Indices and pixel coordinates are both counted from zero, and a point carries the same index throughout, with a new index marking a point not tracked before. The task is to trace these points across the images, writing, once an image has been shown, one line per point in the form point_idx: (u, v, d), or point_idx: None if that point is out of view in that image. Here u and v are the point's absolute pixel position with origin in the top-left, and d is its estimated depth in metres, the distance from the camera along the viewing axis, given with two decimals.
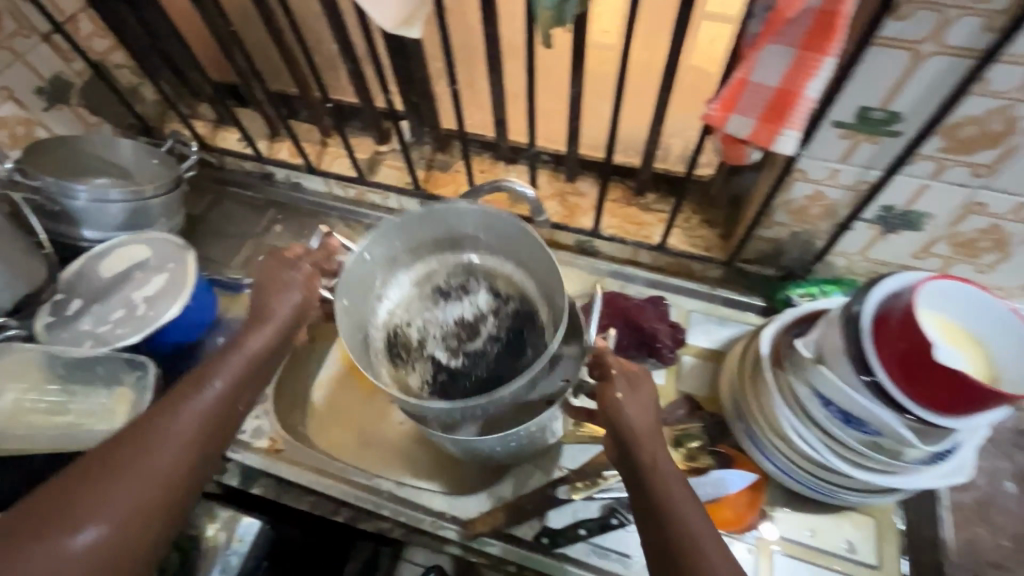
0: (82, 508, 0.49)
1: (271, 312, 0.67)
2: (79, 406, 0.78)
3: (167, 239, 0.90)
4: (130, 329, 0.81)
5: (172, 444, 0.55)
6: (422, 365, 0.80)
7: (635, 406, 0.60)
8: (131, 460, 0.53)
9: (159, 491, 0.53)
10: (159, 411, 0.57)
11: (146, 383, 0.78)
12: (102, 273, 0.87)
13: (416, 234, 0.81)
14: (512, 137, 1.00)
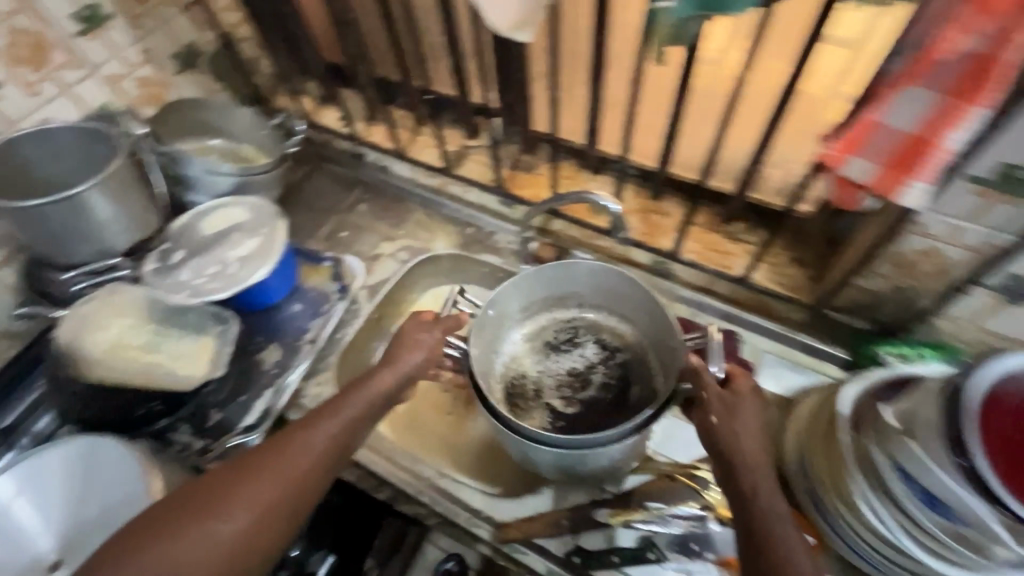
0: (227, 500, 0.57)
1: (397, 357, 0.72)
2: (168, 348, 0.82)
3: (266, 208, 0.97)
4: (222, 284, 0.86)
5: (304, 456, 0.61)
6: (539, 413, 0.82)
7: (733, 435, 0.63)
8: (269, 467, 0.59)
9: (288, 499, 0.59)
10: (303, 424, 0.63)
11: (229, 336, 0.84)
12: (205, 230, 0.94)
13: (530, 292, 0.87)
14: (603, 146, 0.98)
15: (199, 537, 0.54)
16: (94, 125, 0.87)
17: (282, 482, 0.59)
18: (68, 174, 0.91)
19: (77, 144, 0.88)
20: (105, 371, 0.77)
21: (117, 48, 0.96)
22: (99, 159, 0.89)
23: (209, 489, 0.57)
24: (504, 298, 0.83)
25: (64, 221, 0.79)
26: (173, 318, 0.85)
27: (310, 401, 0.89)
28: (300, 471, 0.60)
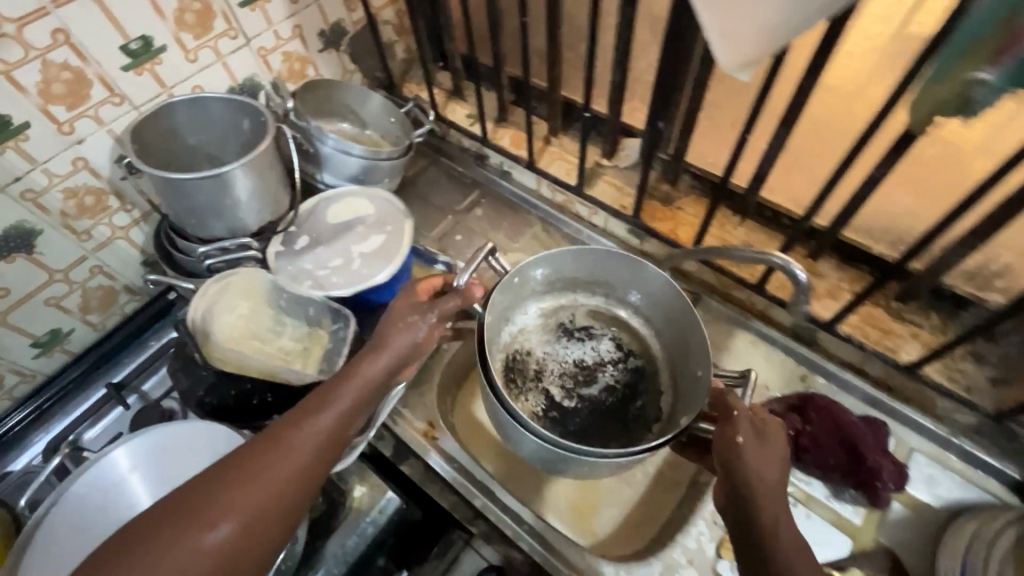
0: (214, 504, 0.48)
1: (387, 341, 0.64)
2: (285, 342, 0.81)
3: (391, 202, 0.93)
4: (344, 281, 0.83)
5: (297, 454, 0.53)
6: (535, 396, 0.86)
7: (759, 463, 0.57)
8: (258, 467, 0.51)
9: (281, 501, 0.51)
10: (289, 421, 0.55)
11: (344, 337, 0.81)
12: (329, 218, 0.92)
13: (561, 272, 0.89)
14: (764, 194, 0.89)
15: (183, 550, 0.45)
16: (246, 100, 0.85)
17: (273, 482, 0.51)
18: (226, 147, 0.93)
19: (230, 117, 0.88)
20: (227, 357, 0.76)
21: (272, 21, 0.94)
22: (252, 134, 0.90)
23: (188, 493, 0.49)
24: (533, 272, 0.85)
25: (208, 197, 0.77)
26: (292, 308, 0.83)
27: (411, 414, 0.85)
28: (294, 471, 0.52)
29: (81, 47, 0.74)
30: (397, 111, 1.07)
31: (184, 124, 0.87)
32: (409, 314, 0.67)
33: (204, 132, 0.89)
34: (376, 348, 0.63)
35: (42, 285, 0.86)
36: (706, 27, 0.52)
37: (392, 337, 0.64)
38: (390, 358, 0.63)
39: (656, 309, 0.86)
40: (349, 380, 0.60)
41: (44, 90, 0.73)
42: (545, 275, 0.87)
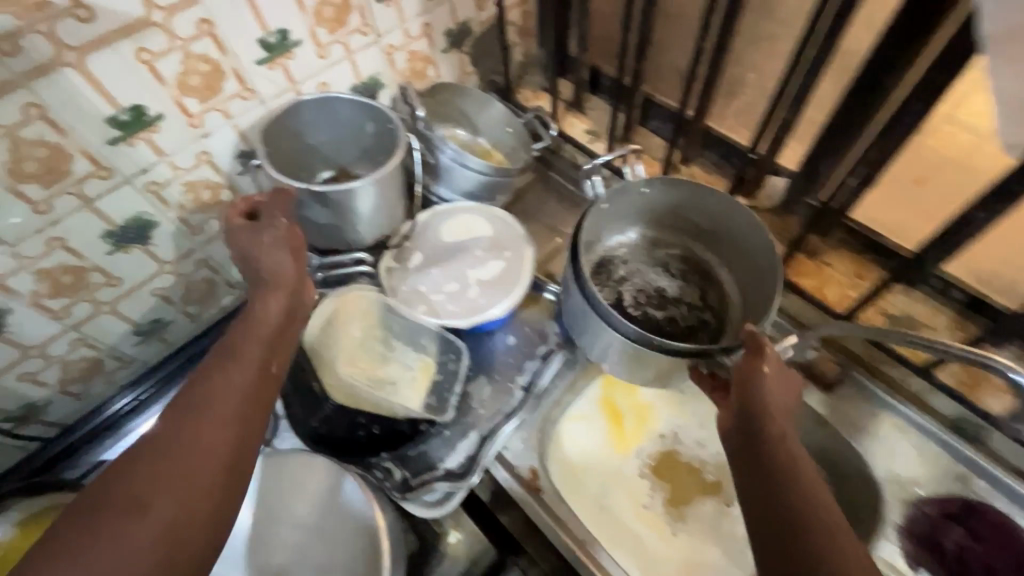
0: (140, 494, 0.44)
1: (276, 275, 0.62)
2: (391, 368, 0.76)
3: (513, 225, 0.85)
4: (462, 311, 0.79)
5: (214, 423, 0.49)
6: (608, 291, 0.90)
7: (773, 387, 0.57)
8: (176, 438, 0.47)
9: (214, 461, 0.47)
10: (184, 397, 0.50)
11: (456, 370, 0.77)
12: (443, 235, 0.85)
13: (681, 205, 0.87)
14: (949, 268, 0.78)
15: (118, 538, 0.41)
16: (377, 106, 0.80)
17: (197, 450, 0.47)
18: (356, 153, 0.90)
19: (359, 121, 0.84)
20: (335, 387, 0.73)
21: (404, 18, 0.88)
22: (383, 144, 0.86)
23: (96, 490, 0.44)
24: (662, 192, 0.85)
25: (335, 211, 0.73)
26: (405, 334, 0.78)
27: (514, 459, 0.79)
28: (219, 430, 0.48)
29: (223, 39, 0.70)
30: (516, 121, 0.98)
31: (316, 126, 0.84)
32: (262, 234, 0.63)
33: (333, 134, 0.87)
34: (267, 288, 0.61)
35: (151, 277, 0.84)
36: (997, 93, 0.44)
37: (268, 268, 0.62)
38: (285, 292, 0.61)
39: (740, 256, 0.86)
40: (247, 328, 0.58)
41: (181, 82, 0.69)
42: (671, 201, 0.86)
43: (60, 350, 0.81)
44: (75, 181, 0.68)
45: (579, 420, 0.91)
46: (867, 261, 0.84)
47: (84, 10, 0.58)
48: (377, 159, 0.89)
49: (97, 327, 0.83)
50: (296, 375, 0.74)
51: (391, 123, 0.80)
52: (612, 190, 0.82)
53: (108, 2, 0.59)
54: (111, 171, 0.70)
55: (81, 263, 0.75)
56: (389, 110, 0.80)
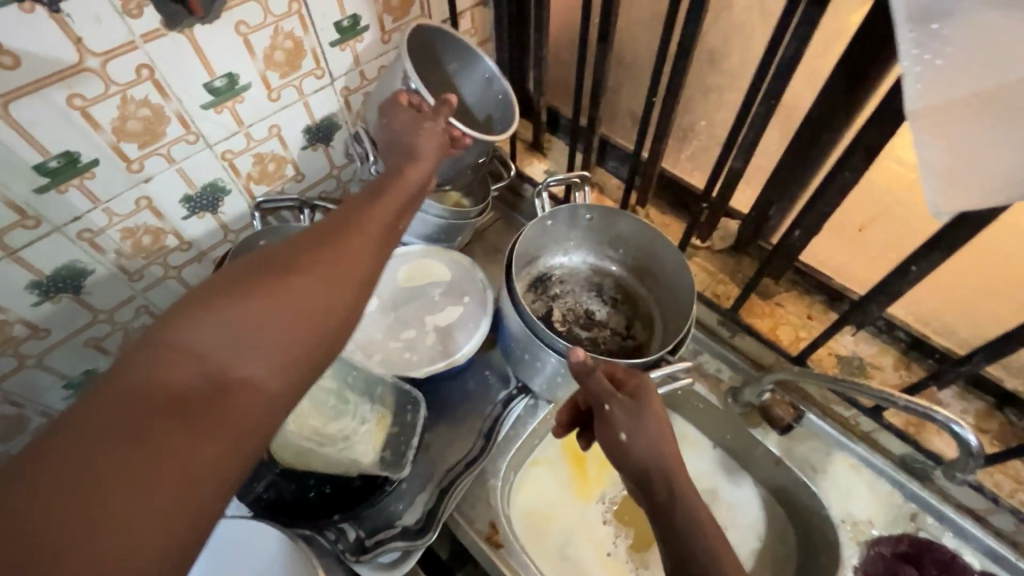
0: (306, 260, 0.43)
1: (417, 149, 0.62)
2: (342, 422, 0.73)
3: (471, 269, 0.84)
4: (420, 359, 0.77)
5: (373, 236, 0.49)
6: (542, 305, 0.91)
7: (651, 465, 0.55)
8: (336, 236, 0.47)
9: (364, 266, 0.46)
10: (350, 210, 0.51)
11: (414, 423, 0.73)
12: (400, 280, 0.83)
13: (624, 234, 0.89)
14: (896, 307, 0.82)
15: (288, 292, 0.41)
16: (474, 52, 0.85)
17: (348, 251, 0.46)
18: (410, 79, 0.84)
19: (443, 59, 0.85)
20: (285, 447, 0.70)
21: (360, 61, 0.87)
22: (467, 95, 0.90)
23: (265, 256, 0.43)
24: (603, 221, 0.88)
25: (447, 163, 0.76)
26: (360, 385, 0.75)
27: (473, 511, 0.76)
28: (371, 239, 0.48)
29: (165, 84, 0.67)
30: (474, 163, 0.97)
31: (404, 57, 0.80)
32: (413, 121, 0.65)
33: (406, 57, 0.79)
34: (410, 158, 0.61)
35: (83, 326, 0.79)
36: (923, 164, 0.45)
37: (413, 143, 0.63)
38: (427, 165, 0.61)
39: (664, 286, 0.89)
40: (396, 181, 0.57)
41: (119, 127, 0.66)
42: (613, 229, 0.89)
43: None
44: None
45: (542, 464, 0.90)
46: (817, 301, 0.87)
47: (8, 56, 0.55)
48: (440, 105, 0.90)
49: (21, 383, 0.77)
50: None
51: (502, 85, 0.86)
52: (558, 209, 0.85)
53: (36, 49, 0.56)
54: (39, 220, 0.66)
55: (3, 317, 0.70)
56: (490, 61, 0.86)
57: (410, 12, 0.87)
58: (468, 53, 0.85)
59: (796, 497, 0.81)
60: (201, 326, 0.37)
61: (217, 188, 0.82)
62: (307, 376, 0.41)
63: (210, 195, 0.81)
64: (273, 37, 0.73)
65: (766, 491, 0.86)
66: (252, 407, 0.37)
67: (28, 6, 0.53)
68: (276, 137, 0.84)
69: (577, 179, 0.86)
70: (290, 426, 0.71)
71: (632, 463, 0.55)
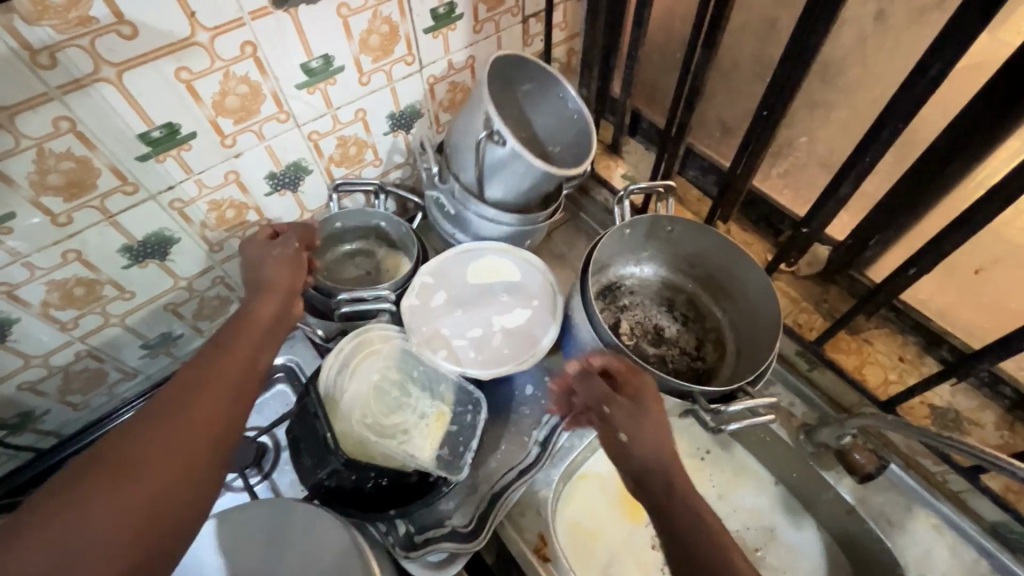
0: (140, 450, 0.44)
1: (272, 282, 0.63)
2: (401, 416, 0.73)
3: (544, 272, 0.82)
4: (487, 361, 0.75)
5: (215, 394, 0.49)
6: (609, 316, 0.87)
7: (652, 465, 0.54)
8: (173, 410, 0.47)
9: (205, 429, 0.47)
10: (193, 369, 0.51)
11: (474, 425, 0.74)
12: (469, 277, 0.81)
13: (703, 251, 0.85)
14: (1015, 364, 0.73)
15: (117, 493, 0.41)
16: (547, 71, 0.81)
17: (180, 429, 0.46)
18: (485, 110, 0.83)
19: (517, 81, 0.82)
20: (346, 435, 0.69)
21: (449, 50, 0.85)
22: (545, 119, 0.87)
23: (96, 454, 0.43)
24: (684, 235, 0.83)
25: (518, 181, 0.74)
26: (422, 381, 0.76)
27: (523, 519, 0.75)
28: (215, 397, 0.49)
29: (266, 62, 0.67)
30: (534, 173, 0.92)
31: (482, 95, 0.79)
32: (270, 250, 0.66)
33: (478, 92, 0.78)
34: (261, 292, 0.62)
35: (165, 291, 0.81)
36: None
37: (271, 277, 0.64)
38: (280, 297, 0.62)
39: (744, 311, 0.84)
40: (243, 327, 0.57)
41: (219, 102, 0.67)
42: (692, 244, 0.84)
43: (63, 361, 0.79)
44: (99, 196, 0.66)
45: (591, 478, 0.87)
46: (910, 343, 0.81)
47: (128, 27, 0.56)
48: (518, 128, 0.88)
49: (104, 340, 0.80)
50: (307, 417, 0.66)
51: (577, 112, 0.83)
52: (639, 218, 0.81)
53: (154, 20, 0.57)
54: (137, 187, 0.68)
55: (95, 276, 0.72)
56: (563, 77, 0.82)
57: (505, 3, 0.85)
58: (542, 78, 0.82)
59: (865, 548, 0.75)
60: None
61: (299, 168, 0.82)
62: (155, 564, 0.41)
63: (292, 174, 0.82)
64: (370, 20, 0.72)
65: (830, 538, 0.80)
66: None
67: None
68: (359, 121, 0.84)
69: (661, 188, 0.82)
70: (353, 415, 0.71)
71: (632, 464, 0.55)
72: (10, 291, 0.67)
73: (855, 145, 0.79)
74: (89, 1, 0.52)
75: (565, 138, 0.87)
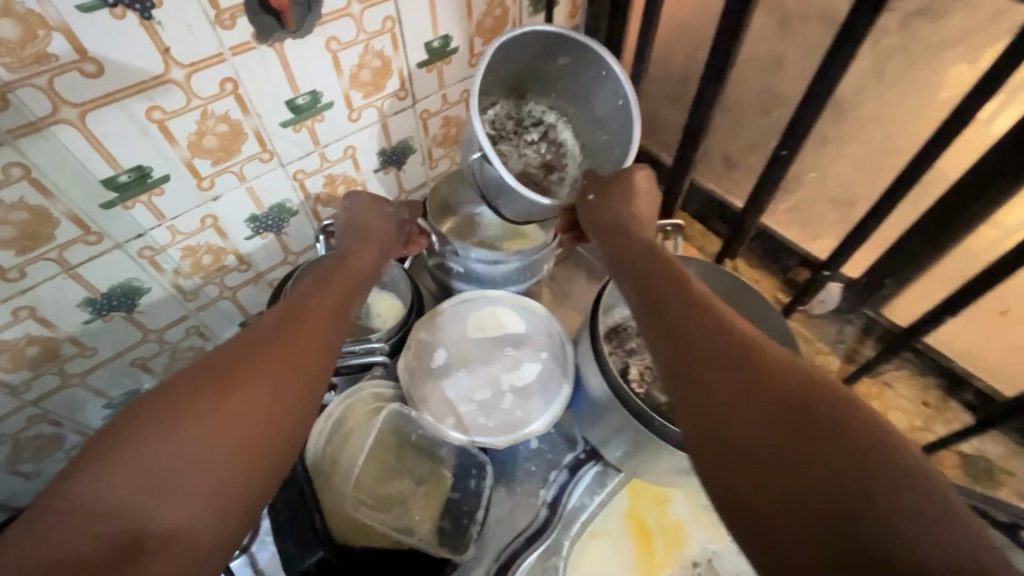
0: (249, 371, 0.43)
1: (370, 230, 0.66)
2: (400, 484, 0.68)
3: (547, 319, 0.76)
4: (495, 425, 0.69)
5: (315, 333, 0.50)
6: (616, 360, 0.82)
7: (643, 274, 0.54)
8: (280, 340, 0.47)
9: (306, 366, 0.47)
10: (295, 309, 0.51)
11: (482, 493, 0.69)
12: (471, 329, 0.76)
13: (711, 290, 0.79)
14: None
15: (222, 412, 0.39)
16: (586, 43, 0.65)
17: (292, 358, 0.46)
18: (525, 83, 0.74)
19: (551, 55, 0.69)
20: (337, 511, 0.64)
21: (444, 84, 0.81)
22: (593, 99, 0.71)
23: (211, 371, 0.42)
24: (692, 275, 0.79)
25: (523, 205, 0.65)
26: (421, 445, 0.71)
27: None
28: (314, 335, 0.49)
29: (248, 100, 0.62)
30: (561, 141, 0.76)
31: (492, 80, 0.69)
32: (379, 207, 0.69)
33: (501, 73, 0.69)
34: (362, 240, 0.65)
35: (133, 345, 0.74)
36: None
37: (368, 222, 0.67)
38: (376, 249, 0.65)
39: None
40: (338, 270, 0.60)
41: (195, 142, 0.61)
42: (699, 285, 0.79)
43: (14, 426, 0.71)
44: (57, 247, 0.59)
45: (602, 536, 0.76)
46: (933, 387, 0.77)
47: (92, 64, 0.50)
48: (568, 101, 0.75)
49: (60, 402, 0.72)
50: (290, 500, 0.59)
51: (622, 98, 0.66)
52: None
53: (120, 57, 0.51)
54: (101, 237, 0.61)
55: (51, 335, 0.65)
56: (605, 50, 0.65)
57: (501, 35, 0.81)
58: (581, 50, 0.66)
59: None
60: (115, 481, 0.35)
61: (284, 210, 0.76)
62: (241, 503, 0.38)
63: (276, 216, 0.76)
64: (362, 55, 0.68)
65: None
66: (181, 550, 0.34)
67: (119, 11, 0.49)
68: (350, 158, 0.78)
69: (670, 226, 0.76)
70: (345, 487, 0.66)
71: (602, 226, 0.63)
72: None
73: (868, 183, 0.76)
74: (48, 36, 0.47)
75: (613, 126, 0.70)
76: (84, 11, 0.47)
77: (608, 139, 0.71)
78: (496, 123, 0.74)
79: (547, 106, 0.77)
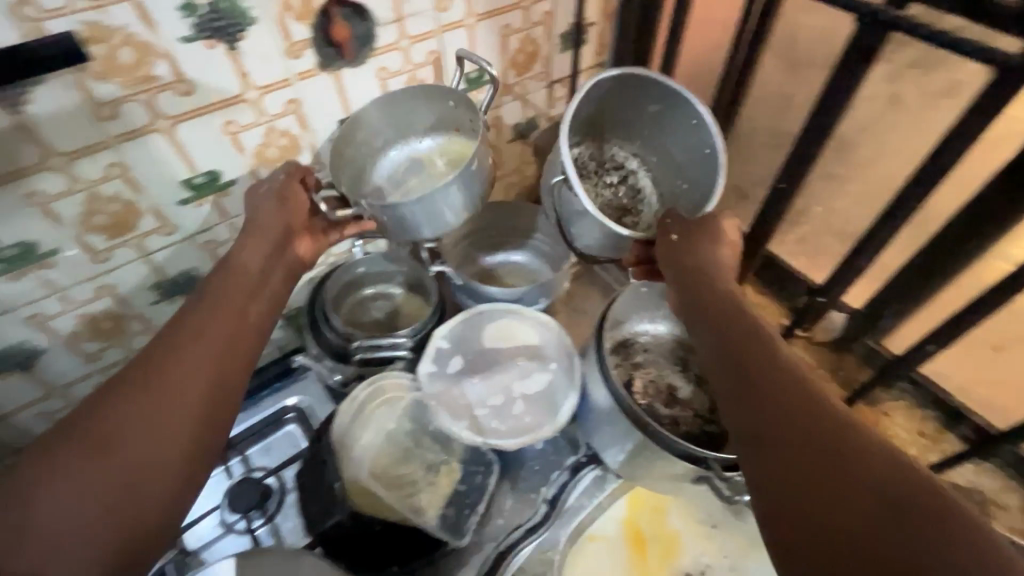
0: (117, 424, 0.46)
1: (260, 226, 0.65)
2: (413, 470, 0.75)
3: (556, 330, 0.82)
4: (503, 427, 0.76)
5: (196, 357, 0.52)
6: (621, 373, 0.86)
7: (720, 321, 0.53)
8: (150, 381, 0.49)
9: (186, 397, 0.49)
10: (171, 342, 0.53)
11: (484, 484, 0.75)
12: (485, 335, 0.82)
13: None
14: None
15: (89, 472, 0.43)
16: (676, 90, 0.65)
17: (162, 396, 0.48)
18: (613, 125, 0.76)
19: (642, 98, 0.70)
20: (354, 484, 0.71)
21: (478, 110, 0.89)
22: (676, 148, 0.72)
23: (72, 431, 0.45)
24: None
25: (589, 238, 0.66)
26: (436, 436, 0.78)
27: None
28: (189, 364, 0.51)
29: (307, 117, 0.71)
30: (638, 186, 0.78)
31: (579, 118, 0.72)
32: (259, 188, 0.67)
33: (590, 113, 0.72)
34: (248, 236, 0.64)
35: None
36: None
37: (262, 220, 0.65)
38: (265, 247, 0.64)
39: None
40: (229, 279, 0.61)
41: (260, 152, 0.71)
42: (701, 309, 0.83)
43: (83, 391, 0.80)
44: (138, 236, 0.69)
45: (599, 540, 0.79)
46: (931, 419, 0.80)
47: (185, 84, 0.60)
48: (652, 150, 0.76)
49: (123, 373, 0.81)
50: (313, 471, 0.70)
51: (709, 148, 0.66)
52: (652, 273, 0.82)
53: (208, 79, 0.61)
54: (174, 229, 0.71)
55: (122, 311, 0.75)
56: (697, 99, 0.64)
57: (532, 69, 0.89)
58: (667, 96, 0.67)
59: None
60: None
61: None
62: (130, 554, 0.43)
63: None
64: (407, 83, 0.77)
65: None
66: None
67: (211, 42, 0.59)
68: None
69: None
70: (361, 467, 0.73)
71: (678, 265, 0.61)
72: (44, 322, 0.69)
73: (869, 218, 0.81)
74: (154, 61, 0.57)
75: (693, 173, 0.71)
76: (185, 42, 0.57)
77: (686, 187, 0.73)
78: (579, 160, 0.77)
79: (630, 152, 0.78)
